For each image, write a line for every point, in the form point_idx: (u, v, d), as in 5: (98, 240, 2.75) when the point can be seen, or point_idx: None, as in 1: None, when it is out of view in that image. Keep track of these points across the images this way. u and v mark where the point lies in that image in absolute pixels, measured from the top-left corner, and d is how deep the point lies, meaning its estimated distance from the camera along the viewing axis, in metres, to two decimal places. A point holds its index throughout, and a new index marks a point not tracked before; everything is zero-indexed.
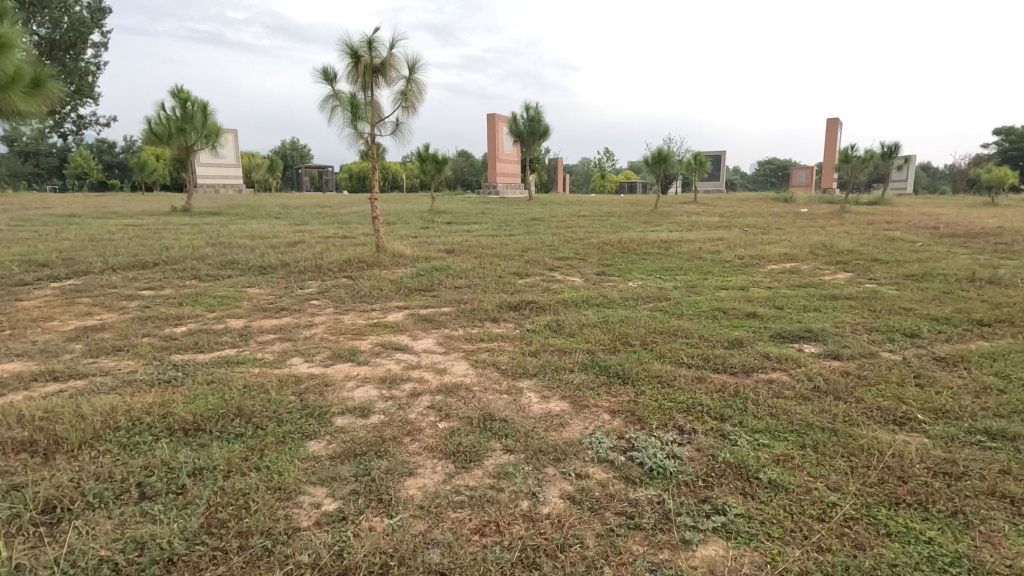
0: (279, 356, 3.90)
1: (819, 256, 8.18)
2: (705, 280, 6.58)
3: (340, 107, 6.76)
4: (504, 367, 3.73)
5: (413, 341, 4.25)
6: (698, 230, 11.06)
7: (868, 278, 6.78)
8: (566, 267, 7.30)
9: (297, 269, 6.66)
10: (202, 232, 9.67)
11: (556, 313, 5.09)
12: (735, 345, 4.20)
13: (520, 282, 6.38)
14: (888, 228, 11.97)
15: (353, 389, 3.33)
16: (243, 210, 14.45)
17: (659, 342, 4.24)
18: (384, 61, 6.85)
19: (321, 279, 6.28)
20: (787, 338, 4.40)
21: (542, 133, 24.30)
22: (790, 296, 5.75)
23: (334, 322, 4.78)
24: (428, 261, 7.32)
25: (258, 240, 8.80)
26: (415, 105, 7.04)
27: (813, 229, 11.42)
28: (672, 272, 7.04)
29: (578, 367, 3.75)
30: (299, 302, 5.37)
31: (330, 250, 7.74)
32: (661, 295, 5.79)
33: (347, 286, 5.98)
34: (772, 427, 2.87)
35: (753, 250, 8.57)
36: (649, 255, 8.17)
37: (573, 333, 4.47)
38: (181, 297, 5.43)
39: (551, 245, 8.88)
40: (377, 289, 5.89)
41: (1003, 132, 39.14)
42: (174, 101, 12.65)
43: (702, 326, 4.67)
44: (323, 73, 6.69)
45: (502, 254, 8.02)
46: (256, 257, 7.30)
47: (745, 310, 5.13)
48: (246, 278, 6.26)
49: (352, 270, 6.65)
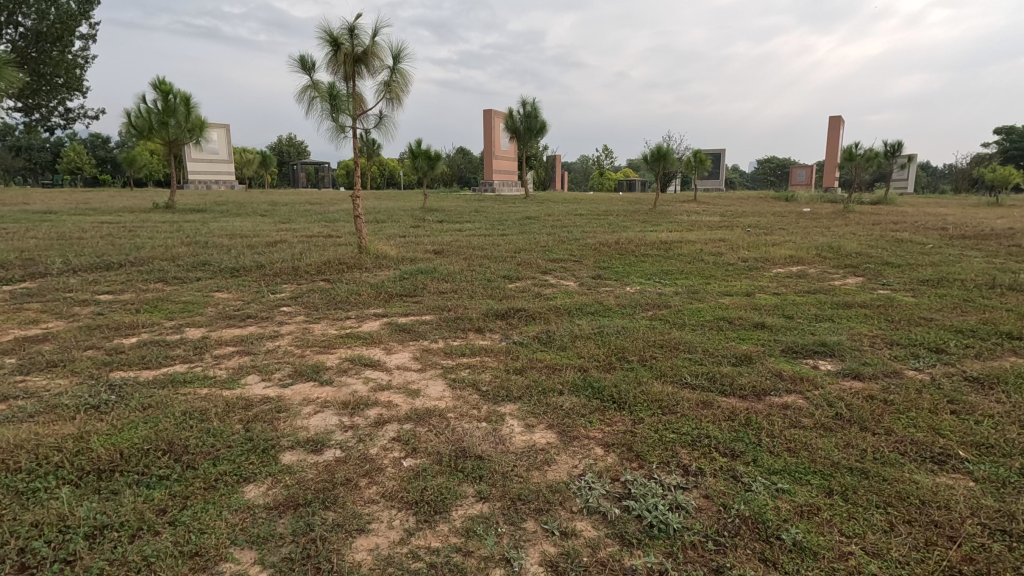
0: (233, 373, 3.48)
1: (826, 259, 7.77)
2: (708, 285, 6.17)
3: (319, 98, 6.33)
4: (485, 388, 3.31)
5: (386, 356, 3.83)
6: (699, 230, 10.65)
7: (880, 283, 6.38)
8: (560, 270, 6.88)
9: (272, 271, 6.23)
10: (180, 230, 9.23)
11: (547, 322, 4.67)
12: (742, 362, 3.80)
13: (510, 287, 5.95)
14: (895, 228, 11.57)
15: (310, 416, 2.91)
16: (229, 207, 14.00)
17: (659, 358, 3.83)
18: (367, 50, 6.42)
19: (296, 283, 5.85)
20: (799, 353, 3.98)
21: (539, 129, 23.85)
22: (799, 304, 5.34)
23: (303, 332, 4.36)
24: (414, 263, 6.89)
25: (236, 239, 8.35)
26: (400, 96, 6.60)
27: (819, 229, 11.01)
28: (672, 276, 6.63)
29: (568, 388, 3.33)
30: (268, 309, 4.95)
31: (310, 251, 7.31)
32: (661, 302, 5.38)
33: (323, 291, 5.56)
34: (791, 466, 2.46)
35: (757, 252, 8.17)
36: (648, 257, 7.76)
37: (564, 347, 4.05)
38: (140, 303, 5.00)
39: (545, 245, 8.46)
40: (355, 294, 5.47)
41: (1004, 132, 38.78)
42: (156, 93, 12.20)
43: (705, 339, 4.26)
44: (300, 61, 6.24)
45: (492, 255, 7.59)
46: (231, 257, 6.87)
47: (752, 320, 4.72)
48: (215, 281, 5.83)
49: (331, 273, 6.23)
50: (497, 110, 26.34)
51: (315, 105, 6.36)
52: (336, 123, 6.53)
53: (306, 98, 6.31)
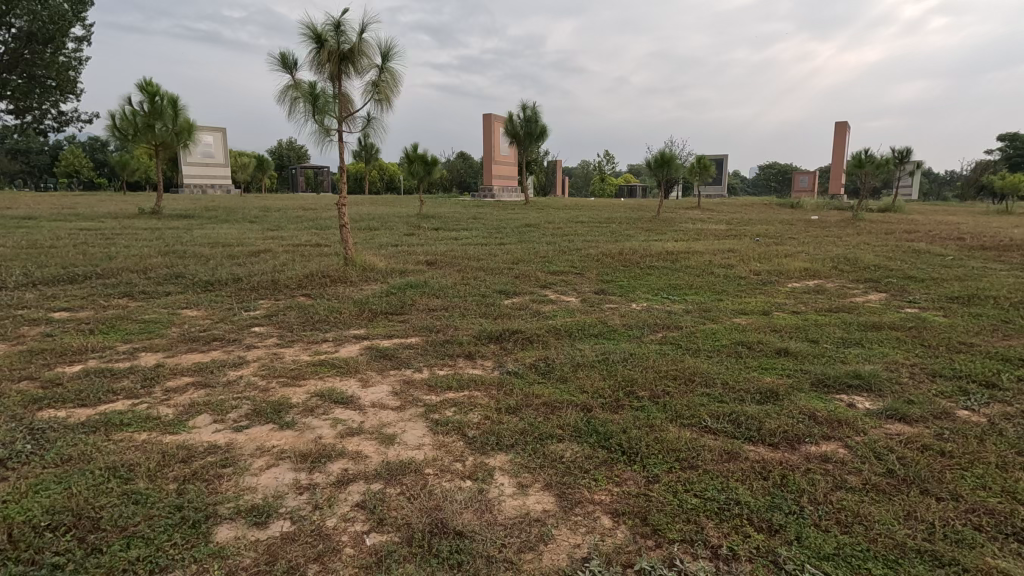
0: (181, 413, 3.00)
1: (844, 272, 7.32)
2: (721, 303, 5.70)
3: (302, 99, 5.86)
4: (472, 434, 2.83)
5: (361, 391, 3.35)
6: (705, 240, 10.19)
7: (906, 300, 5.91)
8: (560, 284, 6.42)
9: (249, 284, 5.77)
10: (160, 237, 8.77)
11: (545, 347, 4.20)
12: (767, 398, 3.32)
13: (505, 304, 5.48)
14: (908, 238, 11.10)
15: (261, 472, 2.43)
16: (219, 213, 13.57)
17: (672, 393, 3.35)
18: (354, 48, 5.97)
19: (273, 299, 5.39)
20: (831, 386, 3.51)
21: (539, 134, 23.45)
22: (822, 326, 4.88)
23: (271, 358, 3.88)
24: (404, 276, 6.43)
25: (217, 248, 7.89)
26: (390, 97, 6.15)
27: (830, 239, 10.56)
28: (681, 291, 6.17)
29: (569, 433, 2.85)
30: (237, 330, 4.47)
31: (294, 262, 6.85)
32: (672, 323, 4.91)
33: (301, 309, 5.08)
34: (846, 548, 1.99)
35: (769, 264, 7.72)
36: (655, 269, 7.30)
37: (565, 378, 3.57)
38: (96, 322, 4.52)
39: (545, 256, 7.99)
40: (335, 313, 4.99)
41: (1009, 138, 38.34)
42: (142, 95, 11.79)
43: (723, 368, 3.79)
44: (281, 59, 5.78)
45: (488, 267, 7.14)
46: (207, 269, 6.41)
47: (773, 345, 4.25)
48: (186, 297, 5.36)
49: (313, 287, 5.77)
50: (497, 114, 25.92)
51: (297, 106, 5.90)
52: (319, 126, 6.07)
53: (287, 98, 5.84)
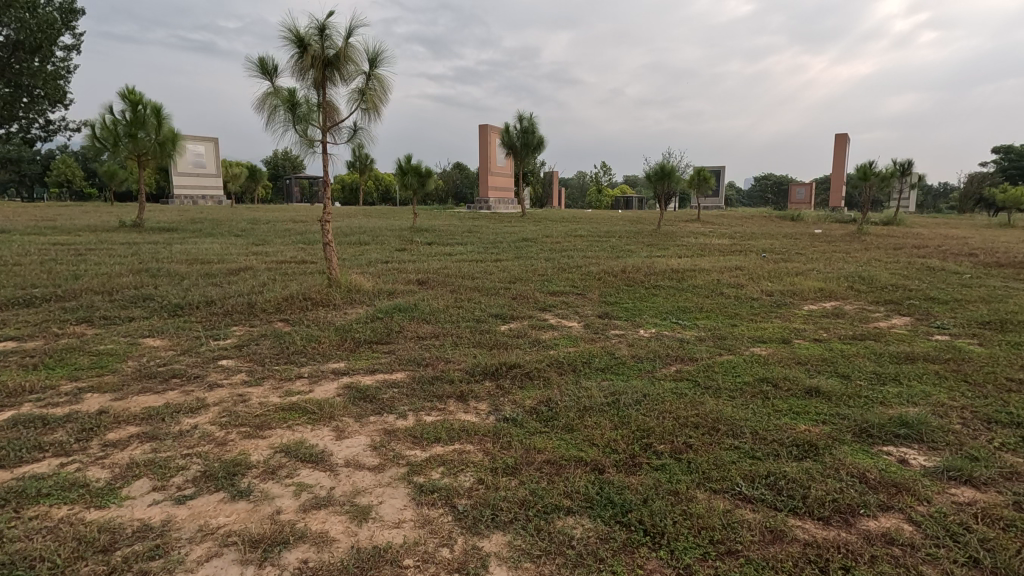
0: (115, 477, 2.51)
1: (861, 292, 6.90)
2: (736, 330, 5.26)
3: (282, 106, 5.43)
4: (463, 507, 2.35)
5: (335, 446, 2.87)
6: (710, 256, 9.77)
7: (933, 326, 5.48)
8: (561, 306, 5.97)
9: (222, 308, 5.30)
10: (135, 253, 8.29)
11: (547, 385, 3.74)
12: (807, 453, 2.86)
13: (502, 330, 5.03)
14: (919, 254, 10.70)
15: (198, 568, 1.94)
16: (205, 226, 13.09)
17: (696, 447, 2.89)
18: (339, 53, 5.54)
19: (248, 325, 4.93)
20: (876, 436, 3.05)
21: (536, 145, 23.14)
22: (850, 357, 4.44)
23: (234, 401, 3.39)
24: (392, 298, 5.96)
25: (194, 265, 7.40)
26: (378, 107, 5.73)
27: (839, 255, 10.17)
28: (691, 315, 5.73)
29: (578, 504, 2.38)
30: (202, 364, 3.98)
31: (274, 282, 6.39)
32: (685, 354, 4.46)
33: (277, 339, 4.60)
34: None
35: (780, 283, 7.31)
36: (660, 289, 6.86)
37: (571, 426, 3.10)
38: (43, 355, 4.02)
39: (544, 274, 7.55)
40: (314, 342, 4.51)
41: (1005, 151, 38.25)
42: (124, 103, 11.35)
43: (750, 413, 3.33)
44: (259, 63, 5.35)
45: (483, 287, 6.69)
46: (179, 289, 5.93)
47: (801, 382, 3.80)
48: (151, 322, 4.88)
49: (292, 312, 5.30)
50: (493, 125, 25.58)
51: (277, 114, 5.47)
52: (302, 136, 5.64)
53: (267, 106, 5.41)
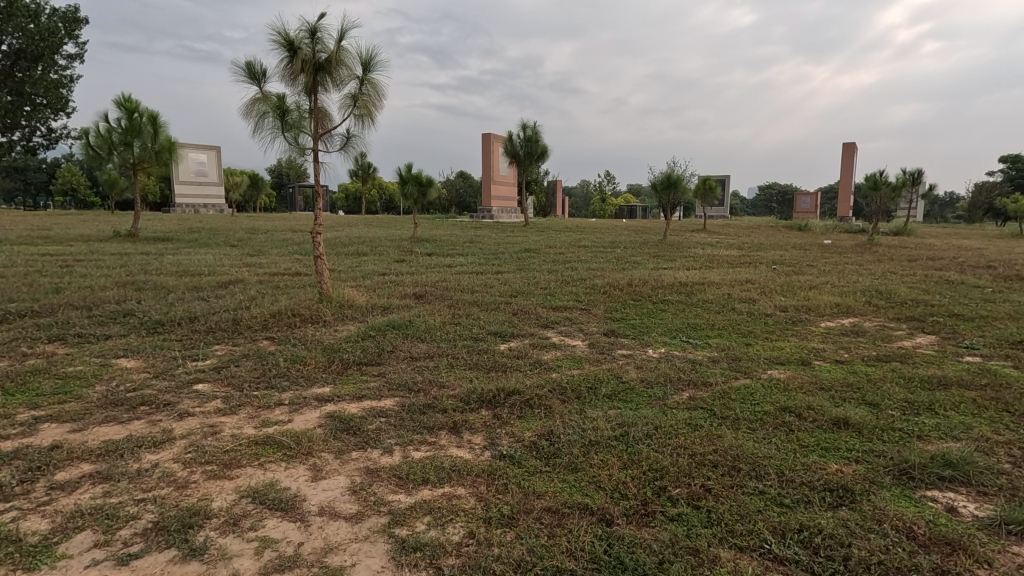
0: (53, 530, 2.20)
1: (880, 308, 6.57)
2: (751, 349, 4.93)
3: (271, 112, 5.16)
4: (450, 570, 2.02)
5: (309, 490, 2.55)
6: (719, 267, 9.46)
7: (962, 346, 5.13)
8: (564, 323, 5.65)
9: (205, 325, 5.00)
10: (125, 265, 8.04)
11: (548, 415, 3.42)
12: (842, 500, 2.53)
13: (502, 350, 4.71)
14: (934, 266, 10.34)
15: None
16: (202, 236, 12.85)
17: (715, 492, 2.56)
18: (331, 56, 5.29)
19: (231, 344, 4.63)
20: (918, 479, 2.72)
21: (540, 154, 22.94)
22: (877, 382, 4.10)
23: (204, 433, 3.07)
24: (386, 314, 5.66)
25: (183, 278, 7.12)
26: (372, 113, 5.46)
27: (852, 268, 9.83)
28: (702, 334, 5.41)
29: (584, 566, 2.06)
30: (174, 390, 3.67)
31: (264, 296, 6.09)
32: (698, 379, 4.13)
33: (259, 360, 4.29)
34: None
35: (794, 298, 6.99)
36: (668, 304, 6.55)
37: (575, 466, 2.78)
38: (4, 378, 3.72)
39: (546, 288, 7.24)
40: (299, 364, 4.19)
41: (1012, 160, 37.79)
42: (120, 110, 11.16)
43: (774, 449, 3.00)
44: (247, 67, 5.09)
45: (482, 301, 6.38)
46: (162, 304, 5.64)
47: (828, 411, 3.47)
48: (127, 341, 4.58)
49: (279, 329, 5.00)
50: (496, 134, 25.41)
51: (266, 121, 5.20)
52: (292, 144, 5.37)
53: (255, 113, 5.15)
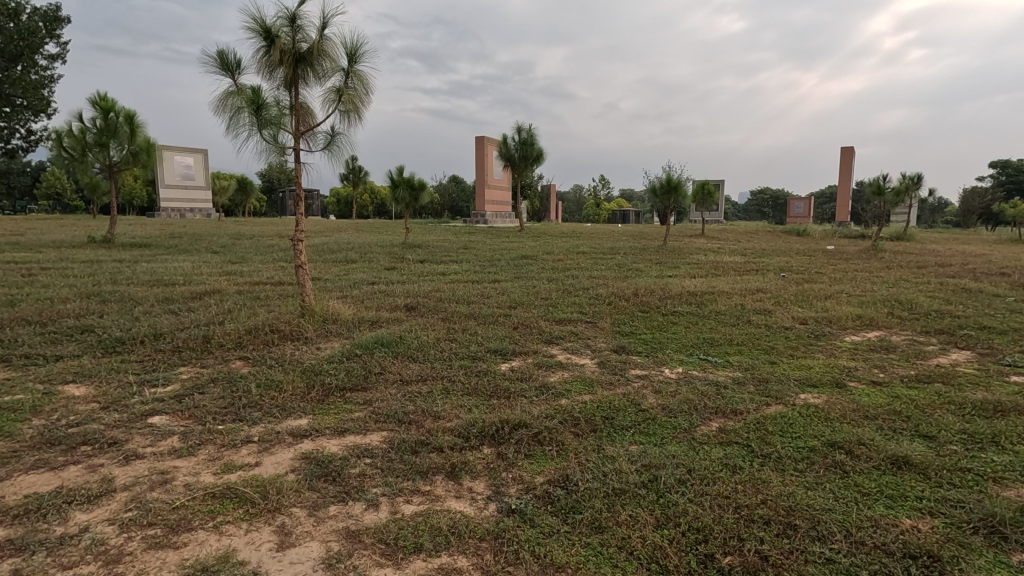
0: None
1: (905, 320, 6.15)
2: (777, 369, 4.48)
3: (246, 108, 4.66)
4: None
5: (273, 565, 2.04)
6: (726, 275, 9.05)
7: (1003, 363, 4.71)
8: (570, 339, 5.18)
9: (171, 344, 4.46)
10: (94, 273, 7.49)
11: (561, 454, 2.94)
12: (929, 571, 2.07)
13: (503, 372, 4.23)
14: (946, 273, 9.99)
15: None
16: (183, 242, 12.26)
17: (775, 562, 2.09)
18: (313, 47, 4.82)
19: (198, 367, 4.10)
20: (1013, 539, 2.26)
21: (535, 158, 22.52)
22: (925, 408, 3.66)
23: (152, 483, 2.55)
24: (375, 329, 5.16)
25: (154, 288, 6.59)
26: (358, 110, 4.99)
27: (863, 275, 9.46)
28: (720, 350, 4.96)
29: None
30: (125, 425, 3.14)
31: (240, 309, 5.54)
32: (726, 406, 3.66)
33: (228, 385, 3.78)
34: None
35: (811, 309, 6.57)
36: (680, 316, 6.10)
37: (600, 527, 2.30)
38: None
39: (548, 298, 6.78)
40: (273, 390, 3.68)
41: (1003, 166, 37.89)
42: (94, 109, 10.59)
43: (832, 497, 2.54)
44: (218, 57, 4.59)
45: (480, 314, 5.90)
46: (126, 319, 5.09)
47: (882, 447, 3.01)
48: (80, 363, 4.04)
49: (255, 349, 4.48)
50: (489, 137, 24.98)
51: (240, 117, 4.70)
52: (270, 143, 4.87)
53: (227, 108, 4.64)
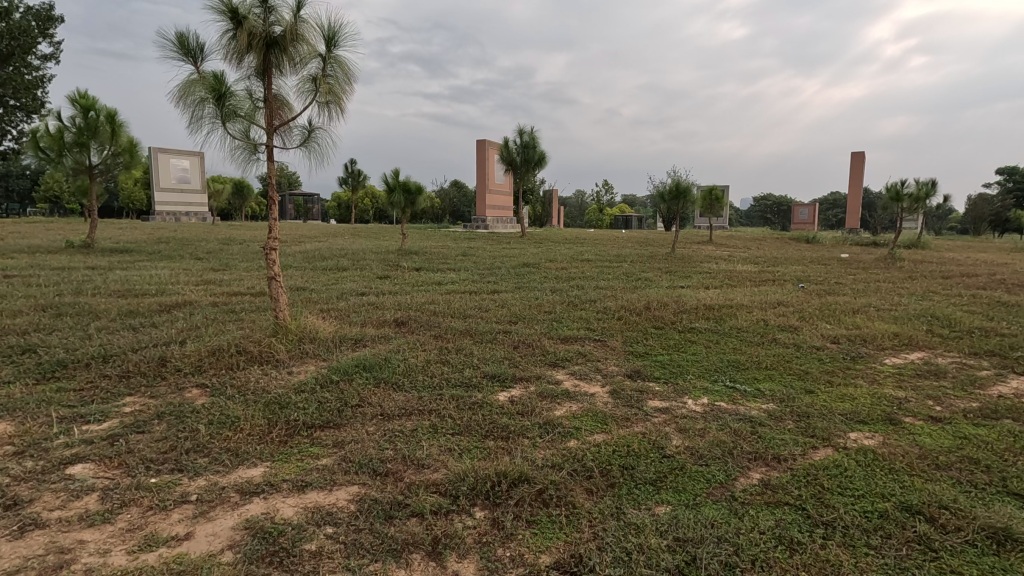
0: None
1: (947, 339, 5.56)
2: (817, 400, 3.88)
3: (210, 98, 4.11)
4: None
5: None
6: (741, 286, 8.47)
7: None
8: (577, 362, 4.59)
9: (120, 368, 3.88)
10: (59, 281, 6.92)
11: (572, 523, 2.34)
12: None
13: (502, 404, 3.63)
14: (974, 284, 9.40)
15: None
16: (168, 246, 11.72)
17: None
18: (287, 30, 4.26)
19: (146, 398, 3.52)
20: None
21: (537, 161, 21.97)
22: (1005, 455, 3.06)
23: (41, 570, 1.96)
24: (357, 350, 4.57)
25: (121, 300, 6.01)
26: (338, 101, 4.44)
27: (887, 287, 8.87)
28: (748, 376, 4.36)
29: None
30: (34, 479, 2.55)
31: (209, 326, 4.95)
32: (768, 451, 3.06)
33: (175, 421, 3.19)
34: None
35: (841, 326, 5.98)
36: (697, 334, 5.52)
37: None
38: None
39: (552, 312, 6.19)
40: (227, 429, 3.09)
41: (1008, 173, 37.40)
42: (74, 108, 10.17)
43: None
44: (177, 40, 4.04)
45: (476, 331, 5.31)
46: (77, 337, 4.50)
47: (974, 514, 2.40)
48: (7, 393, 3.46)
49: (216, 375, 3.89)
50: (491, 141, 24.43)
51: (203, 108, 4.15)
52: (239, 138, 4.34)
53: (188, 98, 4.09)
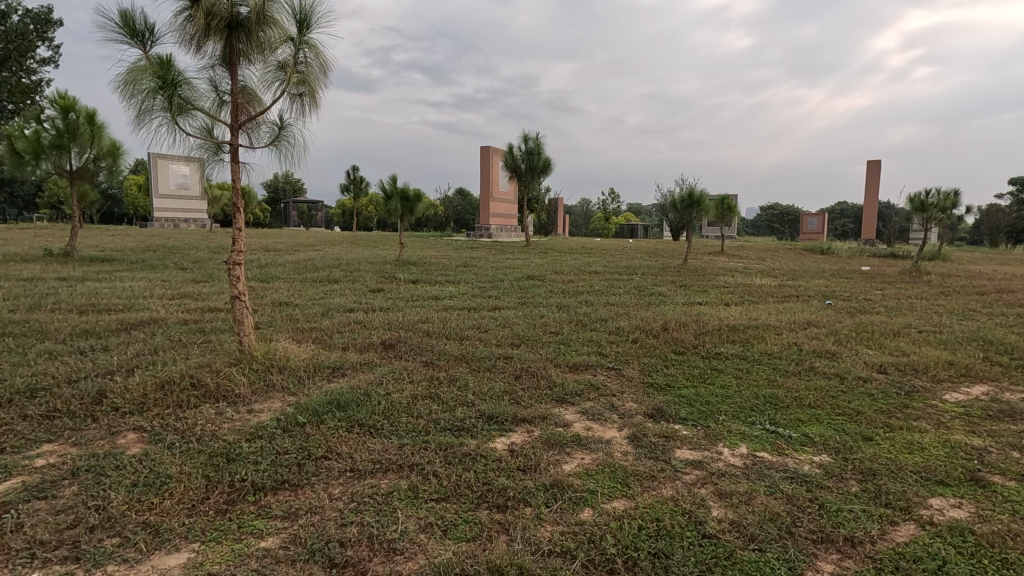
0: None
1: (1010, 369, 4.87)
2: (883, 453, 3.21)
3: (160, 88, 3.51)
4: None
5: None
6: (763, 302, 7.82)
7: None
8: (589, 397, 3.93)
9: (44, 407, 3.25)
10: (21, 294, 6.33)
11: None
12: None
13: (499, 456, 2.96)
14: (1016, 302, 8.68)
15: None
16: (156, 255, 11.19)
17: None
18: (252, 11, 3.65)
19: (65, 448, 2.88)
20: None
21: (542, 169, 21.40)
22: None
23: None
24: (332, 382, 3.92)
25: (80, 317, 5.39)
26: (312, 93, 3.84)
27: (923, 304, 8.18)
28: (792, 418, 3.68)
29: None
30: None
31: (168, 350, 4.32)
32: (839, 529, 2.40)
33: (91, 481, 2.56)
34: None
35: (885, 352, 5.30)
36: (723, 361, 4.86)
37: None
38: None
39: (559, 333, 5.54)
40: (153, 495, 2.46)
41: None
42: (54, 108, 9.67)
43: None
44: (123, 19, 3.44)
45: (473, 357, 4.66)
46: (10, 364, 3.88)
47: None
48: None
49: (157, 416, 3.25)
50: (496, 148, 23.89)
51: (152, 100, 3.55)
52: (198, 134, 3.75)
53: (134, 88, 3.48)
